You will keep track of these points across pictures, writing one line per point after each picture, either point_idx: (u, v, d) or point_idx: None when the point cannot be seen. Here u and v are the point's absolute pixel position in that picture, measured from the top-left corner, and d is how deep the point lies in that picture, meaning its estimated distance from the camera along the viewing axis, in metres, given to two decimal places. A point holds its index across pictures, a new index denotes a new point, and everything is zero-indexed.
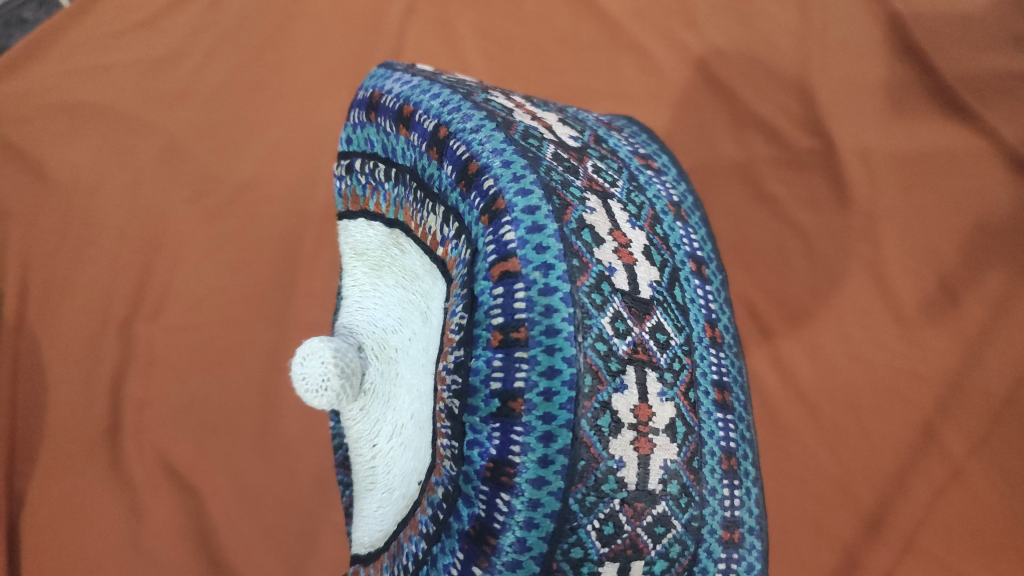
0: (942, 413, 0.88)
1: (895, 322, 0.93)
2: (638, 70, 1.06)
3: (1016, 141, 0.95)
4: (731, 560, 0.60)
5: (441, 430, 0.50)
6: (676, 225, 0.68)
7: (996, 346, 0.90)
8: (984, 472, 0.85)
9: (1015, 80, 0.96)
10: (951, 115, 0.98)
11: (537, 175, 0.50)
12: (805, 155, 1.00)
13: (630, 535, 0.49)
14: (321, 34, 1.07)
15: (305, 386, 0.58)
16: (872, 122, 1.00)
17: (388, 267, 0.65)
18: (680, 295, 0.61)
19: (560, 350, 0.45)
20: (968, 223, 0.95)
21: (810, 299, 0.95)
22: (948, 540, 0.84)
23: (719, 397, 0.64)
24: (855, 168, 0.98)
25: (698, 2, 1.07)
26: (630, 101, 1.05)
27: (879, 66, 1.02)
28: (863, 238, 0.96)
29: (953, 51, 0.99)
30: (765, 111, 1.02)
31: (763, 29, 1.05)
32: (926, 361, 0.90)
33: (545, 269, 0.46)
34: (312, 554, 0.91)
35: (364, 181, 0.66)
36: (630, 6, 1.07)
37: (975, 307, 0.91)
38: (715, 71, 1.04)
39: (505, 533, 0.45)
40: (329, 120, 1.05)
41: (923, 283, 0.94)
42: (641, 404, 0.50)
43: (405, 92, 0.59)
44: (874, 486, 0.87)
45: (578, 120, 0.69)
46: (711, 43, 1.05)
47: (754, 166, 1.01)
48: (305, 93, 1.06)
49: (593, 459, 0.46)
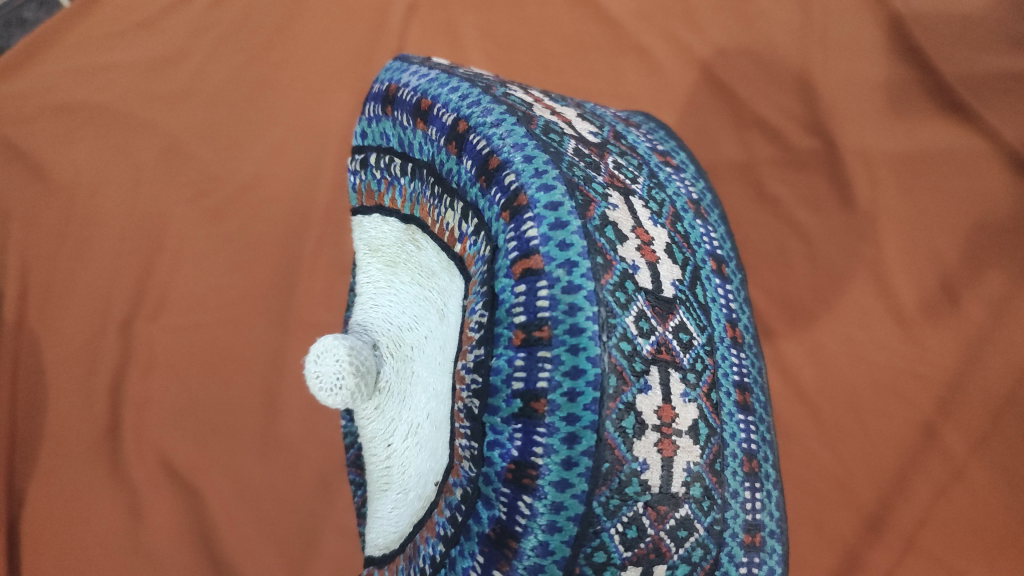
0: (943, 413, 0.87)
1: (896, 324, 0.91)
2: (639, 71, 1.05)
3: (1016, 141, 0.94)
4: (753, 564, 0.59)
5: (460, 429, 0.49)
6: (696, 223, 0.67)
7: (997, 346, 0.89)
8: (984, 472, 0.84)
9: (1015, 80, 0.95)
10: (951, 116, 0.97)
11: (559, 171, 0.49)
12: (806, 157, 0.99)
13: (653, 538, 0.48)
14: (321, 34, 1.06)
15: (320, 384, 0.57)
16: (874, 124, 0.99)
17: (404, 263, 0.64)
18: (701, 294, 0.60)
19: (584, 350, 0.44)
20: (969, 223, 0.94)
21: (811, 302, 0.94)
22: (948, 540, 0.82)
23: (741, 397, 0.63)
24: (856, 169, 0.97)
25: (699, 3, 1.05)
26: (631, 101, 1.04)
27: (880, 67, 1.01)
28: (864, 239, 0.95)
29: (953, 52, 0.98)
30: (766, 113, 1.01)
31: (764, 31, 1.03)
32: (926, 361, 0.89)
33: (568, 266, 0.45)
34: (313, 552, 0.89)
35: (379, 176, 0.65)
36: (632, 8, 1.06)
37: (976, 307, 0.90)
38: (716, 73, 1.03)
39: (527, 536, 0.44)
40: (327, 118, 1.04)
41: (925, 284, 0.93)
42: (665, 405, 0.49)
43: (423, 85, 0.58)
44: (875, 486, 0.86)
45: (596, 115, 0.68)
46: (712, 44, 1.04)
47: (756, 168, 1.00)
48: (303, 91, 1.04)
49: (618, 461, 0.45)
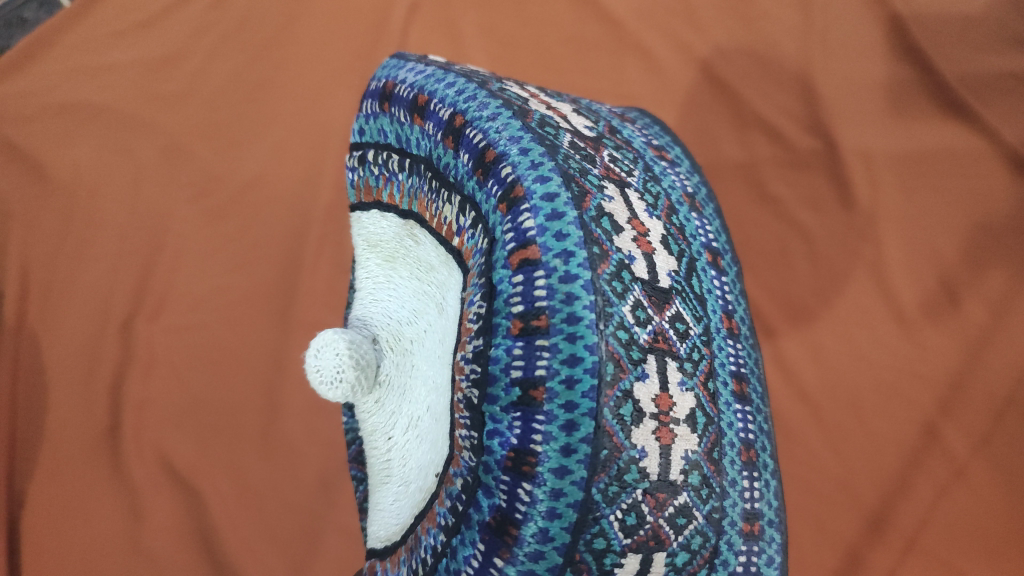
0: (944, 413, 0.88)
1: (896, 323, 0.92)
2: (640, 69, 1.05)
3: (1016, 141, 0.95)
4: (752, 553, 0.60)
5: (460, 420, 0.50)
6: (691, 216, 0.67)
7: (998, 345, 0.89)
8: (986, 472, 0.85)
9: (1015, 81, 0.96)
10: (950, 116, 0.98)
11: (555, 163, 0.50)
12: (807, 157, 0.99)
13: (652, 526, 0.49)
14: (322, 35, 1.07)
15: (320, 378, 0.57)
16: (872, 123, 0.99)
17: (402, 258, 0.65)
18: (697, 285, 0.61)
19: (582, 338, 0.44)
20: (969, 222, 0.95)
21: (813, 300, 0.95)
22: (950, 540, 0.83)
23: (738, 388, 0.63)
24: (857, 168, 0.98)
25: (700, 2, 1.06)
26: (629, 99, 1.04)
27: (881, 67, 1.01)
28: (864, 238, 0.96)
29: (953, 52, 0.98)
30: (767, 113, 1.01)
31: (766, 29, 1.04)
32: (926, 361, 0.90)
33: (565, 256, 0.46)
34: (314, 553, 0.89)
35: (377, 172, 0.66)
36: (633, 8, 1.06)
37: (976, 307, 0.91)
38: (717, 72, 1.04)
39: (527, 523, 0.45)
40: (328, 118, 1.05)
41: (925, 282, 0.93)
42: (662, 393, 0.50)
43: (419, 81, 0.58)
44: (877, 486, 0.87)
45: (592, 111, 0.69)
46: (713, 43, 1.04)
47: (757, 167, 1.00)
48: (306, 94, 1.05)
49: (616, 448, 0.46)
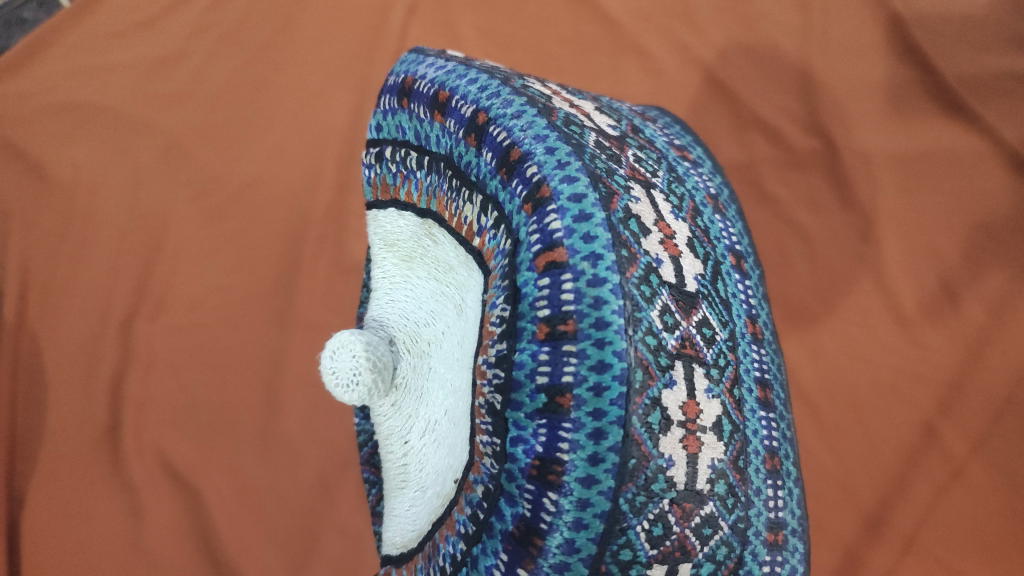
0: (942, 413, 0.86)
1: (896, 325, 0.91)
2: (641, 71, 1.04)
3: (1015, 141, 0.93)
4: (776, 562, 0.59)
5: (481, 426, 0.48)
6: (715, 217, 0.66)
7: (998, 345, 0.88)
8: (984, 472, 0.84)
9: (1015, 80, 0.94)
10: (950, 116, 0.97)
11: (582, 163, 0.48)
12: (807, 157, 0.98)
13: (678, 537, 0.48)
14: (319, 35, 1.05)
15: (336, 381, 0.56)
16: (873, 124, 0.98)
17: (420, 258, 0.63)
18: (722, 289, 0.60)
19: (610, 344, 0.43)
20: (968, 222, 0.93)
21: (813, 303, 0.93)
22: (948, 539, 0.82)
23: (762, 394, 0.62)
24: (856, 170, 0.96)
25: (701, 3, 1.04)
26: (631, 101, 1.03)
27: (880, 68, 0.99)
28: (865, 238, 0.94)
29: (952, 51, 0.97)
30: (767, 113, 1.00)
31: (767, 31, 1.02)
32: (927, 362, 0.89)
33: (593, 259, 0.44)
34: (311, 549, 0.88)
35: (394, 169, 0.64)
36: (635, 10, 1.05)
37: (976, 307, 0.90)
38: (718, 74, 1.02)
39: (552, 534, 0.43)
40: (323, 116, 1.03)
41: (924, 283, 0.92)
42: (689, 401, 0.49)
43: (440, 77, 0.57)
44: (875, 486, 0.86)
45: (614, 109, 0.67)
46: (714, 46, 1.03)
47: (757, 169, 0.99)
48: (302, 92, 1.03)
49: (644, 457, 0.44)
